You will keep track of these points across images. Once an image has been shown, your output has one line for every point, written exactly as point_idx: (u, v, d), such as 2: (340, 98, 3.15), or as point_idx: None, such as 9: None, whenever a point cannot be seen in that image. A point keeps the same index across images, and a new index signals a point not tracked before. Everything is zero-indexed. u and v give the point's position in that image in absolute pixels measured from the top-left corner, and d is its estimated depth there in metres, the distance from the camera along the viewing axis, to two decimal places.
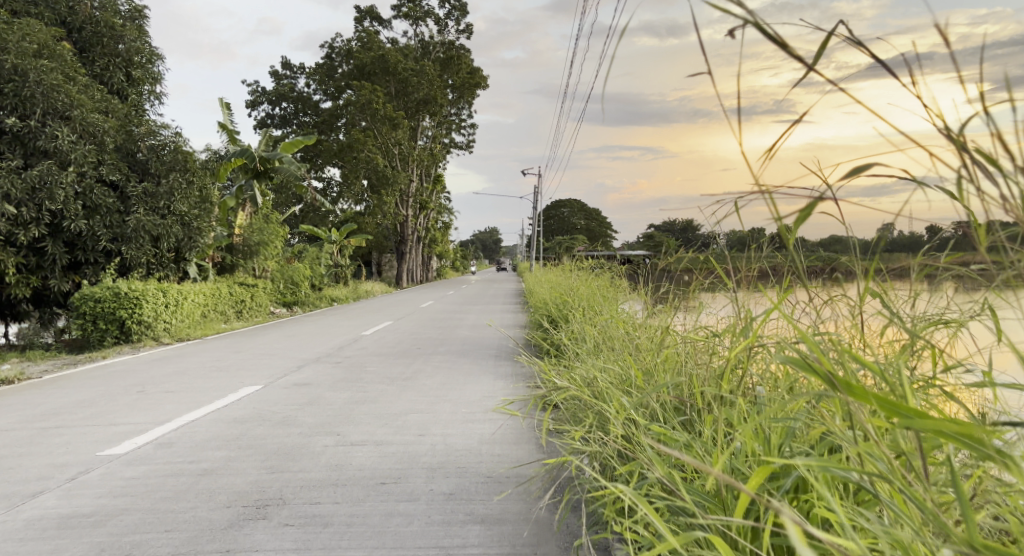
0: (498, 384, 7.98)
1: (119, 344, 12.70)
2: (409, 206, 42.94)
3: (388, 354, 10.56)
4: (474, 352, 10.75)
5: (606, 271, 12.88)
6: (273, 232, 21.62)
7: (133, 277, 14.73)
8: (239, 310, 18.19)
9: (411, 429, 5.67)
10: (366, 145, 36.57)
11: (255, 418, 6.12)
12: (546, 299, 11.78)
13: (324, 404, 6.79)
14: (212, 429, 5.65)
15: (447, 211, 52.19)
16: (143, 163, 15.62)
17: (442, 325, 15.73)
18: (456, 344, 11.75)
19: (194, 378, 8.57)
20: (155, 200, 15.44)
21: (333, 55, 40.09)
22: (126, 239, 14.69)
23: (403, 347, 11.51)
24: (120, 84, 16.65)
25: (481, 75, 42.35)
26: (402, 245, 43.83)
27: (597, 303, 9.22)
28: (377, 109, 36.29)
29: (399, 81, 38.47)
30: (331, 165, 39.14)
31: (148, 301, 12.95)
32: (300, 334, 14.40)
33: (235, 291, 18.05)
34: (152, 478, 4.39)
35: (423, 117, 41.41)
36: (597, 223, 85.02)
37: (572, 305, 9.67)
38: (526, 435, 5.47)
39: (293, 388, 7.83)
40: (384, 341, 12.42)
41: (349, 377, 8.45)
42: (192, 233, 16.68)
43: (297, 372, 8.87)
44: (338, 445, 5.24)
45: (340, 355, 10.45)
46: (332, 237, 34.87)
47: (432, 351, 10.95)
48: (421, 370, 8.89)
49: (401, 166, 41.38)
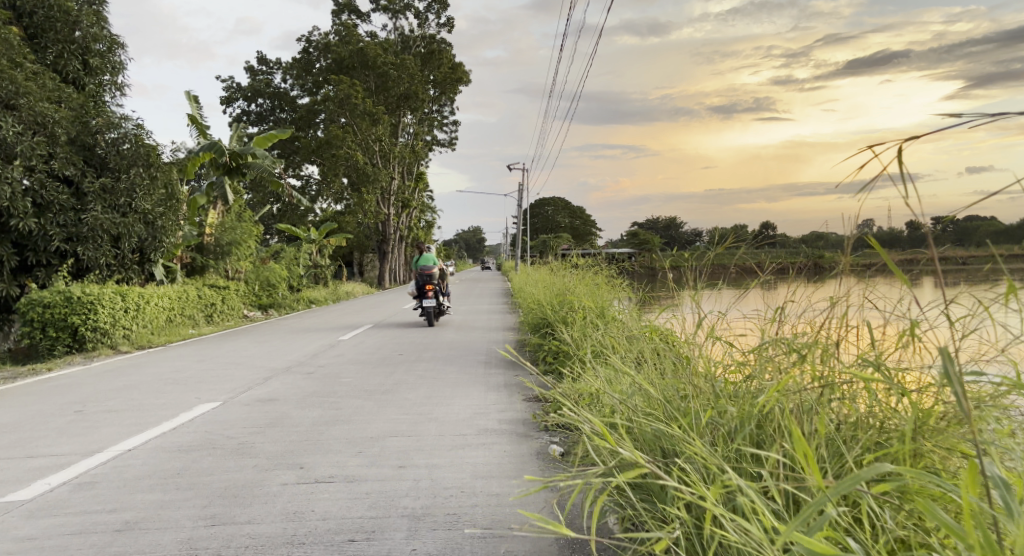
0: (490, 397, 7.07)
1: (72, 353, 11.61)
2: (390, 204, 41.87)
3: (366, 363, 9.60)
4: (461, 358, 9.81)
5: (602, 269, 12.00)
6: (246, 231, 20.54)
7: (90, 280, 13.64)
8: (208, 315, 17.07)
9: (389, 460, 4.74)
10: (345, 142, 35.45)
11: (204, 447, 5.15)
12: (539, 300, 10.87)
13: (289, 426, 5.83)
14: (147, 464, 4.67)
15: (430, 210, 51.12)
16: (101, 157, 14.54)
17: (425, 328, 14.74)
18: (441, 350, 10.79)
19: (145, 393, 7.57)
20: (114, 197, 14.35)
21: (311, 49, 38.82)
22: (82, 238, 13.62)
23: (384, 354, 10.54)
24: (76, 73, 15.54)
25: (462, 70, 41.36)
26: (384, 245, 42.73)
27: (603, 305, 8.47)
28: (357, 104, 35.19)
29: (379, 75, 37.40)
30: (309, 162, 37.96)
31: (104, 306, 11.87)
32: (272, 340, 13.35)
33: (205, 293, 16.96)
34: (54, 538, 3.43)
35: (404, 113, 40.38)
36: (581, 221, 84.34)
37: (572, 309, 8.73)
38: (529, 467, 4.59)
39: (255, 405, 6.85)
40: (363, 348, 11.43)
41: (321, 391, 7.49)
42: (157, 233, 15.57)
43: (263, 385, 7.89)
44: (300, 484, 4.29)
45: (313, 364, 9.46)
46: (311, 236, 33.70)
47: (416, 358, 10.00)
48: (402, 382, 7.94)
49: (382, 163, 40.30)
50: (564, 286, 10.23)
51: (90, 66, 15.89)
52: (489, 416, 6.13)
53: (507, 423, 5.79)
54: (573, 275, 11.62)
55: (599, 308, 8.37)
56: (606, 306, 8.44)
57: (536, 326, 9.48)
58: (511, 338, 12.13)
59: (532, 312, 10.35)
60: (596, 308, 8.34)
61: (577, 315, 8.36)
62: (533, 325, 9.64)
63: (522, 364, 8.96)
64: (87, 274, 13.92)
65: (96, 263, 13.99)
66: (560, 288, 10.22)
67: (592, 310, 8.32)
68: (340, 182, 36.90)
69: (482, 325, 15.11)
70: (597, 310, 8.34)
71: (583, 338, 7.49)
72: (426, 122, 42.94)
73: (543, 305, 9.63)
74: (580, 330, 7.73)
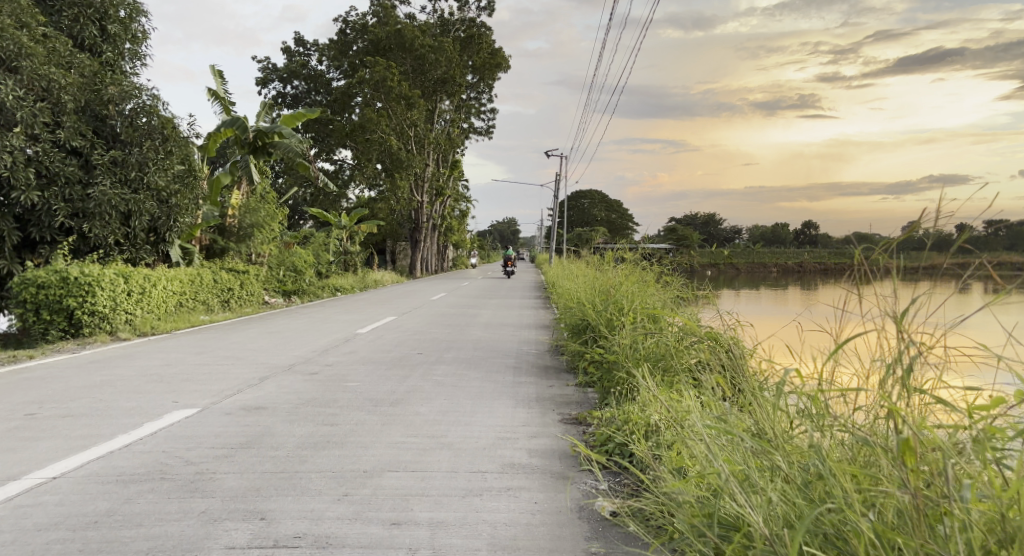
0: (519, 414, 5.85)
1: (67, 339, 10.70)
2: (424, 191, 40.74)
3: (379, 363, 8.43)
4: (487, 363, 8.55)
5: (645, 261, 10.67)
6: (270, 212, 19.58)
7: (96, 260, 12.75)
8: (225, 301, 16.11)
9: (381, 513, 3.54)
10: (379, 126, 34.41)
11: (149, 477, 4.02)
12: (580, 297, 9.61)
13: (266, 449, 4.67)
14: (63, 504, 3.55)
15: (465, 200, 50.00)
16: (112, 129, 13.65)
17: (450, 323, 13.48)
18: (465, 351, 9.54)
19: (118, 393, 6.51)
20: (124, 170, 13.46)
21: (348, 30, 37.67)
22: (88, 215, 12.74)
23: (401, 353, 9.34)
24: (92, 39, 14.65)
25: (502, 56, 39.89)
26: (417, 233, 41.72)
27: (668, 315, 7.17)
28: (392, 87, 34.13)
29: (415, 58, 36.30)
30: (343, 146, 37.01)
31: (104, 288, 10.93)
32: (286, 330, 12.28)
33: (221, 278, 15.99)
34: None
35: (441, 97, 39.32)
36: (619, 216, 82.30)
37: (622, 309, 7.48)
38: (567, 535, 3.36)
39: (236, 415, 5.69)
40: (380, 344, 10.26)
41: (319, 399, 6.33)
42: (171, 212, 14.67)
43: (254, 389, 6.76)
44: (253, 547, 3.13)
45: (320, 364, 8.30)
46: (341, 222, 32.75)
47: (436, 360, 8.78)
48: (415, 391, 6.71)
49: (416, 149, 39.27)
50: (612, 282, 8.92)
51: (108, 33, 14.98)
52: (516, 444, 4.87)
53: (539, 458, 4.52)
54: (618, 270, 10.28)
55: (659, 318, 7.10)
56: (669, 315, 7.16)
57: (577, 329, 8.22)
58: (544, 340, 10.83)
59: (573, 310, 9.07)
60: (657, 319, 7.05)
61: (630, 320, 7.08)
62: (575, 326, 8.35)
63: (556, 373, 7.66)
64: (94, 253, 13.08)
65: (103, 241, 13.11)
66: (607, 284, 8.90)
67: (655, 321, 7.03)
68: (373, 167, 35.95)
69: (513, 322, 13.81)
70: (659, 319, 7.05)
71: (640, 347, 6.22)
72: (463, 109, 41.70)
73: (586, 303, 8.34)
74: (634, 337, 6.46)
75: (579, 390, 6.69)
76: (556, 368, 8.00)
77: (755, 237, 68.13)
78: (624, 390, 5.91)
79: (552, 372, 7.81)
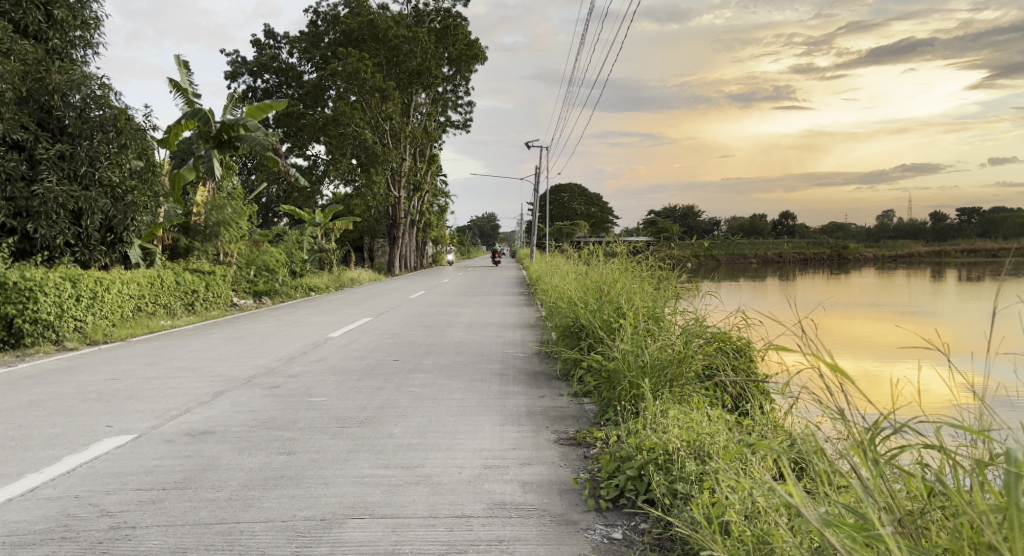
0: (508, 433, 5.08)
1: (7, 350, 9.73)
2: (401, 186, 39.71)
3: (350, 373, 7.59)
4: (469, 370, 7.77)
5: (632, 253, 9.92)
6: (237, 209, 18.59)
7: (43, 263, 11.77)
8: (188, 304, 15.13)
9: None
10: (353, 119, 33.39)
11: (45, 538, 3.20)
12: (569, 297, 8.86)
13: (203, 491, 3.84)
14: None
15: (444, 195, 49.05)
16: (59, 121, 12.65)
17: (429, 324, 12.68)
18: (445, 356, 8.74)
19: (44, 417, 5.62)
20: (74, 165, 12.48)
21: (319, 21, 36.53)
22: (33, 214, 11.75)
23: (375, 360, 8.52)
24: (36, 25, 13.61)
25: (479, 47, 38.98)
26: (394, 229, 40.76)
27: (670, 319, 6.48)
28: (366, 79, 33.10)
29: (389, 49, 35.31)
30: (316, 141, 35.92)
31: (48, 293, 9.96)
32: (252, 335, 11.40)
33: (184, 279, 15.03)
34: None
35: (416, 90, 38.36)
36: (599, 209, 81.73)
37: (620, 310, 6.78)
38: None
39: (178, 442, 4.86)
40: (353, 350, 9.41)
41: (278, 420, 5.49)
42: (128, 210, 13.68)
43: (203, 408, 5.90)
44: None
45: (283, 375, 7.45)
46: (315, 219, 31.71)
47: (413, 368, 7.97)
48: (388, 407, 5.90)
49: (392, 143, 38.31)
50: (605, 279, 8.21)
51: (54, 19, 13.96)
52: (506, 475, 4.11)
53: (534, 494, 3.75)
54: (608, 265, 9.58)
55: (661, 322, 6.41)
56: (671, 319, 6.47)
57: (567, 332, 7.46)
58: (530, 342, 10.06)
59: (563, 311, 8.34)
60: (658, 324, 6.38)
61: (628, 325, 6.37)
62: (565, 329, 7.59)
63: (547, 382, 6.90)
64: (42, 255, 12.13)
65: (51, 242, 12.13)
66: (601, 282, 8.19)
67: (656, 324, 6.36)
68: (348, 162, 34.97)
69: (496, 322, 13.02)
70: (662, 323, 6.37)
71: (642, 352, 5.52)
72: (439, 102, 40.81)
73: (578, 303, 7.60)
74: (636, 342, 5.76)
75: (579, 401, 5.94)
76: (545, 376, 7.24)
77: (735, 228, 67.81)
78: (630, 404, 5.19)
79: (541, 380, 7.04)
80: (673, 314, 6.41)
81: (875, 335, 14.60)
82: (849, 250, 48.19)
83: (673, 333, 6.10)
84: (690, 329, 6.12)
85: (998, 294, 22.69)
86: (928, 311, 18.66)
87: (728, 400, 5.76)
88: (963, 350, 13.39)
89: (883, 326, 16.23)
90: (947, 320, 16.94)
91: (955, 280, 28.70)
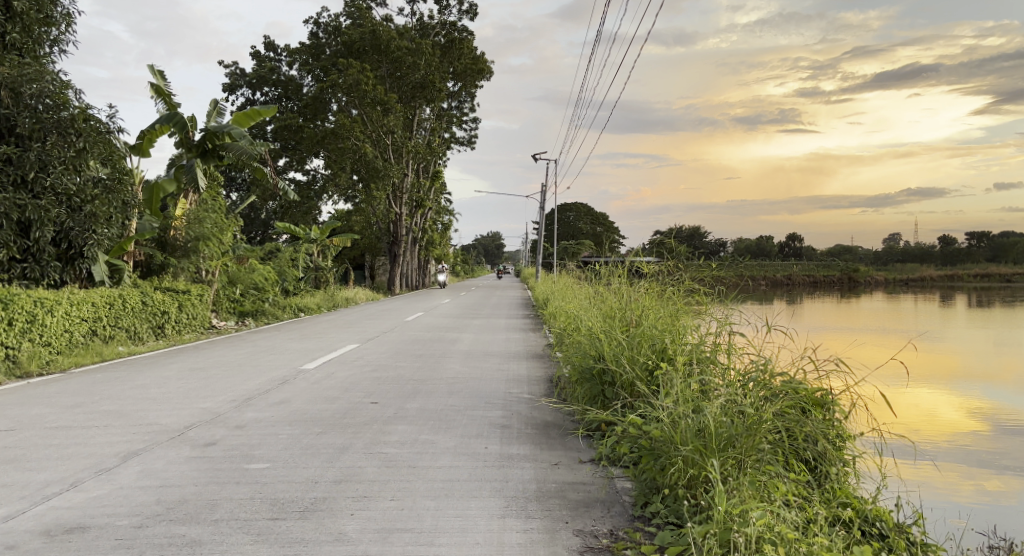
0: (508, 536, 3.51)
1: None
2: (402, 203, 38.34)
3: (313, 425, 6.00)
4: (462, 421, 6.21)
5: (640, 266, 8.51)
6: (220, 223, 17.16)
7: None
8: (158, 327, 13.55)
9: None
10: (353, 133, 32.09)
11: None
12: (587, 326, 7.39)
13: None
14: None
15: (447, 213, 47.64)
16: (8, 121, 11.29)
17: (421, 354, 11.12)
18: (437, 399, 7.16)
19: None
20: (20, 169, 11.07)
21: (320, 33, 35.40)
22: None
23: (351, 404, 6.95)
24: None
25: (485, 62, 37.77)
26: (395, 247, 39.31)
27: (729, 363, 5.04)
28: (367, 92, 31.80)
29: (392, 61, 34.10)
30: (315, 155, 34.56)
31: None
32: (217, 365, 9.84)
33: (153, 299, 13.47)
34: None
35: (420, 104, 37.15)
36: (604, 229, 80.36)
37: (668, 355, 5.39)
38: None
39: (25, 551, 3.28)
40: (328, 389, 7.83)
41: (189, 505, 3.91)
42: (87, 222, 12.21)
43: (97, 482, 4.31)
44: None
45: (228, 427, 5.88)
46: (311, 235, 30.26)
47: (394, 415, 6.39)
48: (349, 485, 4.33)
49: (394, 158, 37.06)
50: (629, 306, 6.73)
51: (13, 11, 12.62)
52: None
53: None
54: (627, 287, 8.14)
55: (715, 366, 4.98)
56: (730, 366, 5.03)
57: (586, 369, 5.94)
58: (537, 380, 8.51)
59: (579, 344, 6.84)
60: (714, 370, 4.94)
61: (675, 369, 4.91)
62: (584, 363, 6.07)
63: (560, 442, 5.38)
64: None
65: None
66: (625, 310, 6.71)
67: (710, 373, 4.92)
68: (348, 177, 33.69)
69: (498, 351, 11.46)
70: (719, 370, 4.94)
71: (699, 414, 4.04)
72: (443, 118, 39.61)
73: (601, 335, 6.12)
74: (689, 400, 4.29)
75: (613, 473, 4.48)
76: (557, 433, 5.69)
77: (743, 250, 65.91)
78: (688, 493, 3.74)
79: (552, 439, 5.49)
80: (721, 362, 5.00)
81: (879, 360, 13.34)
82: (859, 272, 46.59)
83: (736, 382, 4.67)
84: (757, 377, 4.69)
85: (1011, 319, 21.25)
86: (935, 336, 17.26)
87: (808, 477, 4.33)
88: (970, 373, 12.22)
89: (889, 349, 14.89)
90: (955, 345, 15.67)
91: (966, 304, 27.31)
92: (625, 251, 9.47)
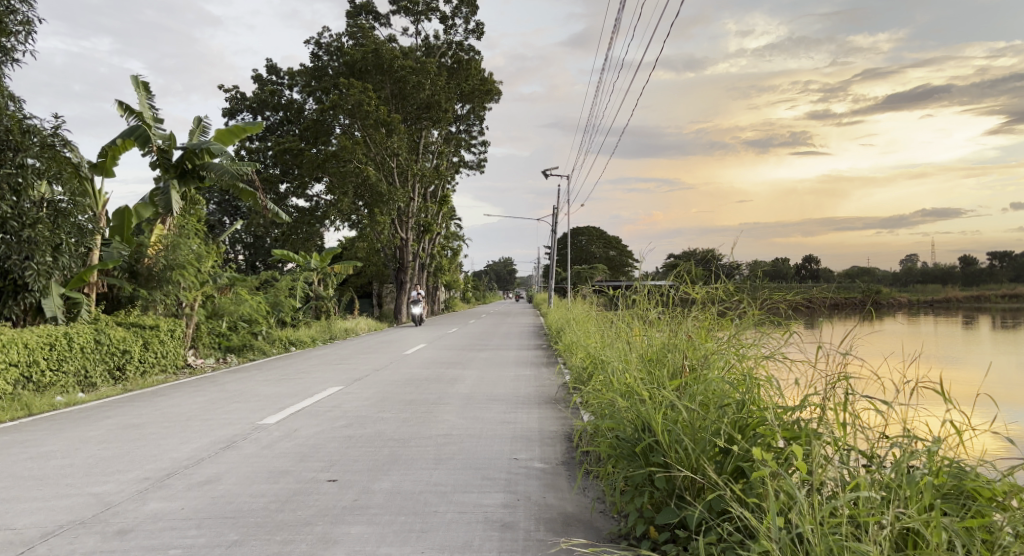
0: None
1: None
2: (408, 228, 36.78)
3: (227, 526, 4.18)
4: (444, 516, 4.38)
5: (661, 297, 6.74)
6: (198, 248, 15.49)
7: None
8: (114, 370, 11.79)
9: None
10: (355, 155, 30.68)
11: None
12: (615, 377, 5.57)
13: None
14: None
15: (457, 239, 46.02)
16: None
17: (413, 399, 9.29)
18: (417, 475, 5.31)
19: None
20: None
21: (322, 53, 34.19)
22: None
23: (301, 485, 5.13)
24: None
25: (493, 82, 36.28)
26: (402, 274, 37.68)
27: (863, 450, 3.24)
28: (370, 112, 30.33)
29: (396, 81, 32.71)
30: (317, 180, 33.06)
31: None
32: (161, 420, 8.05)
33: (111, 337, 11.74)
34: None
35: (426, 126, 35.73)
36: (618, 252, 78.31)
37: (754, 438, 3.58)
38: None
39: None
40: (280, 458, 6.01)
41: None
42: (26, 248, 10.58)
43: None
44: None
45: (109, 531, 4.10)
46: (311, 262, 28.55)
47: (350, 507, 4.57)
48: None
49: (399, 181, 35.63)
50: (677, 347, 4.94)
51: None
52: None
53: None
54: (658, 320, 6.31)
55: (846, 458, 3.18)
56: (869, 459, 3.23)
57: (625, 444, 4.07)
58: (551, 439, 6.64)
59: (607, 401, 5.03)
60: (845, 469, 3.14)
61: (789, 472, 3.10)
62: (621, 431, 4.21)
63: None
64: None
65: None
66: (674, 355, 4.88)
67: (836, 470, 3.13)
68: (351, 202, 32.09)
69: (505, 394, 9.60)
70: (850, 467, 3.15)
71: None
72: (452, 141, 38.12)
73: (642, 395, 4.32)
74: None
75: None
76: (580, 543, 3.90)
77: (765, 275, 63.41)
78: None
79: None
80: (839, 453, 3.17)
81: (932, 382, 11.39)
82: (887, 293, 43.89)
83: (897, 485, 2.87)
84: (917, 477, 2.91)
85: None
86: (984, 354, 15.32)
87: None
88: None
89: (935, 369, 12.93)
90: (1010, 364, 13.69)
91: (1006, 324, 25.22)
92: (646, 277, 7.57)
